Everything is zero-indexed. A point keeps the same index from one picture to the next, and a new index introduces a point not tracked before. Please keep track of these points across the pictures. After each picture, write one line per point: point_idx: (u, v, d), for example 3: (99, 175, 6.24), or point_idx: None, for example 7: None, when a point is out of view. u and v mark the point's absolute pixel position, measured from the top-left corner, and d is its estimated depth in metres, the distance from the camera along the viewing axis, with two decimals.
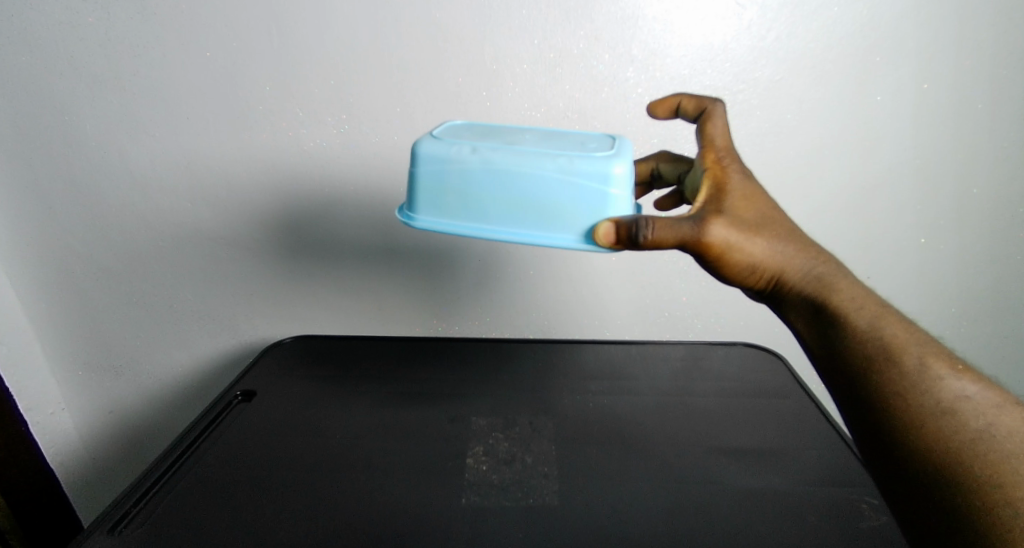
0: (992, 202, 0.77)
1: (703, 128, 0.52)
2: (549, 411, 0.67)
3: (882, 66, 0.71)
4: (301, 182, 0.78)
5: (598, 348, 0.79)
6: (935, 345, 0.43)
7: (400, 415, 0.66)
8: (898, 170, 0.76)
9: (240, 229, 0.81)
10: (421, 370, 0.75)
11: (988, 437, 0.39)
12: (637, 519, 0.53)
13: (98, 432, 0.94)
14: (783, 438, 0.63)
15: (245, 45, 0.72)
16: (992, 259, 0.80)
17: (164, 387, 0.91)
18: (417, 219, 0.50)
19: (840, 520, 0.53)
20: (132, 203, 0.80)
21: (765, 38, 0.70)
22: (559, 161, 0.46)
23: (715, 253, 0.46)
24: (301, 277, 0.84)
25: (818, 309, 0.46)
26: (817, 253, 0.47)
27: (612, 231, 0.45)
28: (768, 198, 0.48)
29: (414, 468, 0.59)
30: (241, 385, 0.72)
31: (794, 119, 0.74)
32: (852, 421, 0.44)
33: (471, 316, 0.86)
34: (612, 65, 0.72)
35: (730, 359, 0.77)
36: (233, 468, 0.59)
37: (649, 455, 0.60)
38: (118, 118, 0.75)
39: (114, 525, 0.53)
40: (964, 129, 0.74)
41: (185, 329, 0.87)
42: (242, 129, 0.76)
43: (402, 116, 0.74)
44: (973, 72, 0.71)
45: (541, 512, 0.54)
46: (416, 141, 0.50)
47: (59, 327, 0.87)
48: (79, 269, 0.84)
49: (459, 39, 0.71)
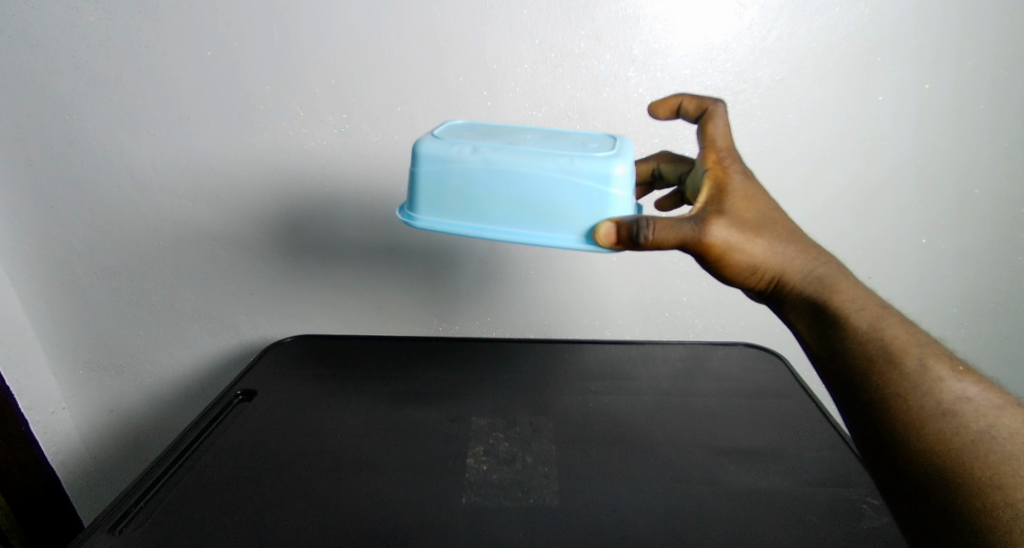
0: (993, 203, 0.77)
1: (704, 128, 0.52)
2: (549, 411, 0.67)
3: (883, 66, 0.71)
4: (301, 182, 0.78)
5: (598, 348, 0.79)
6: (937, 347, 0.43)
7: (401, 414, 0.66)
8: (899, 170, 0.76)
9: (240, 228, 0.81)
10: (421, 370, 0.75)
11: (989, 438, 0.39)
12: (637, 519, 0.53)
13: (99, 432, 0.94)
14: (783, 439, 0.63)
15: (246, 44, 0.72)
16: (993, 260, 0.80)
17: (165, 387, 0.91)
18: (418, 219, 0.50)
19: (839, 520, 0.53)
20: (133, 203, 0.80)
21: (765, 38, 0.70)
22: (560, 161, 0.46)
23: (716, 254, 0.46)
24: (301, 276, 0.84)
25: (818, 310, 0.46)
26: (818, 254, 0.47)
27: (613, 231, 0.45)
28: (769, 198, 0.48)
29: (415, 468, 0.59)
30: (241, 384, 0.72)
31: (795, 119, 0.74)
32: (852, 422, 0.44)
33: (471, 316, 0.86)
34: (613, 65, 0.72)
35: (731, 360, 0.77)
36: (233, 468, 0.59)
37: (649, 456, 0.60)
38: (119, 117, 0.75)
39: (115, 525, 0.53)
40: (966, 129, 0.74)
41: (186, 329, 0.88)
42: (242, 128, 0.76)
43: (403, 115, 0.74)
44: (974, 73, 0.71)
45: (541, 512, 0.54)
46: (418, 141, 0.50)
47: (60, 327, 0.87)
48: (80, 268, 0.84)
49: (460, 38, 0.71)
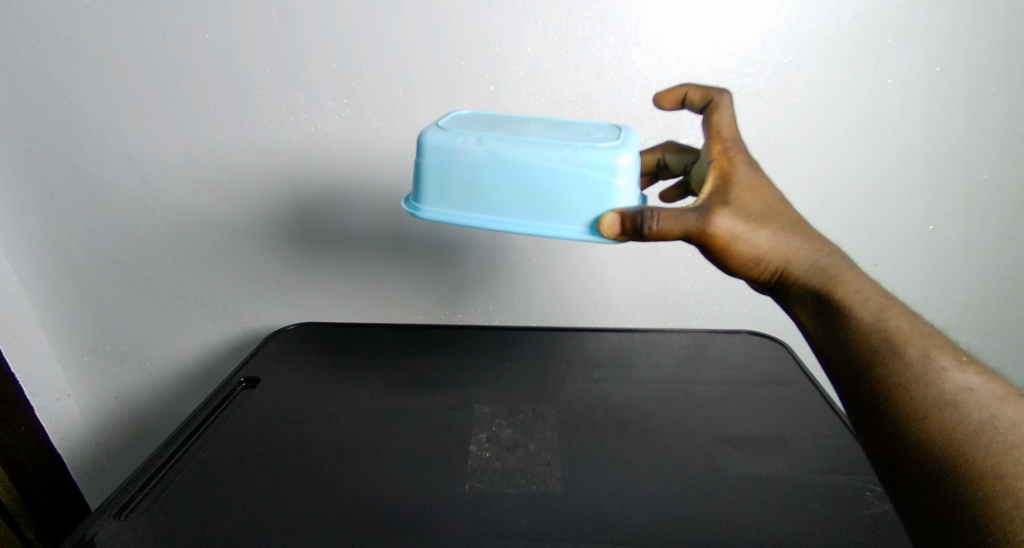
0: (1001, 187, 0.77)
1: (709, 119, 0.52)
2: (554, 399, 0.67)
3: (893, 47, 0.70)
4: (302, 169, 0.78)
5: (601, 336, 0.80)
6: (939, 337, 0.43)
7: (405, 401, 0.67)
8: (907, 155, 0.75)
9: (241, 214, 0.81)
10: (424, 358, 0.75)
11: (990, 429, 0.40)
12: (641, 507, 0.53)
13: (104, 419, 0.95)
14: (785, 427, 0.63)
15: (245, 27, 0.71)
16: (1000, 244, 0.80)
17: (168, 373, 0.92)
18: (422, 210, 0.50)
19: (844, 507, 0.54)
20: (134, 190, 0.80)
21: (774, 20, 0.70)
22: (564, 151, 0.46)
23: (720, 245, 0.46)
24: (303, 263, 0.84)
25: (822, 301, 0.46)
26: (822, 245, 0.47)
27: (617, 222, 0.45)
28: (773, 189, 0.48)
29: (420, 455, 0.59)
30: (244, 371, 0.72)
31: (802, 104, 0.73)
32: (854, 413, 0.44)
33: (473, 304, 0.86)
34: (618, 47, 0.71)
35: (734, 348, 0.78)
36: (236, 455, 0.60)
37: (651, 444, 0.61)
38: (117, 101, 0.75)
39: (120, 510, 0.54)
40: (976, 113, 0.73)
41: (189, 315, 0.88)
42: (243, 114, 0.75)
43: (405, 101, 0.74)
44: (986, 54, 0.70)
45: (545, 498, 0.55)
46: (423, 132, 0.50)
47: (62, 315, 0.88)
48: (82, 257, 0.84)
49: (462, 18, 0.70)
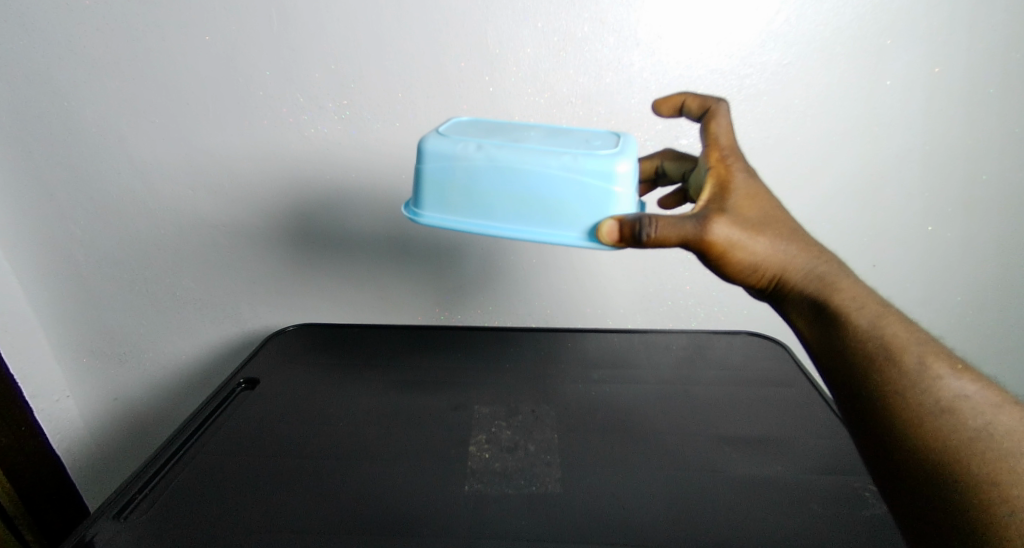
0: (1000, 188, 0.77)
1: (707, 127, 0.52)
2: (553, 400, 0.68)
3: (893, 49, 0.70)
4: (302, 169, 0.78)
5: (600, 337, 0.80)
6: (935, 345, 0.43)
7: (404, 403, 0.67)
8: (906, 157, 0.76)
9: (241, 215, 0.81)
10: (423, 359, 0.75)
11: (985, 436, 0.40)
12: (640, 508, 0.54)
13: (103, 419, 0.95)
14: (783, 428, 0.63)
15: (245, 28, 0.71)
16: (999, 244, 0.80)
17: (168, 373, 0.92)
18: (422, 215, 0.50)
19: (843, 508, 0.54)
20: (133, 191, 0.80)
21: (773, 21, 0.70)
22: (563, 158, 0.47)
23: (717, 252, 0.46)
24: (303, 264, 0.84)
25: (819, 308, 0.46)
26: (819, 253, 0.47)
27: (615, 229, 0.46)
28: (771, 196, 0.48)
29: (419, 456, 0.60)
30: (244, 372, 0.73)
31: (801, 105, 0.73)
32: (851, 420, 0.45)
33: (473, 305, 0.87)
34: (617, 49, 0.71)
35: (733, 349, 0.78)
36: (235, 456, 0.60)
37: (650, 445, 0.61)
38: (117, 103, 0.75)
39: (120, 511, 0.55)
40: (975, 114, 0.73)
41: (189, 315, 0.88)
42: (243, 115, 0.75)
43: (405, 102, 0.74)
44: (985, 56, 0.70)
45: (543, 499, 0.55)
46: (423, 138, 0.50)
47: (62, 315, 0.88)
48: (82, 258, 0.84)
49: (462, 19, 0.70)
